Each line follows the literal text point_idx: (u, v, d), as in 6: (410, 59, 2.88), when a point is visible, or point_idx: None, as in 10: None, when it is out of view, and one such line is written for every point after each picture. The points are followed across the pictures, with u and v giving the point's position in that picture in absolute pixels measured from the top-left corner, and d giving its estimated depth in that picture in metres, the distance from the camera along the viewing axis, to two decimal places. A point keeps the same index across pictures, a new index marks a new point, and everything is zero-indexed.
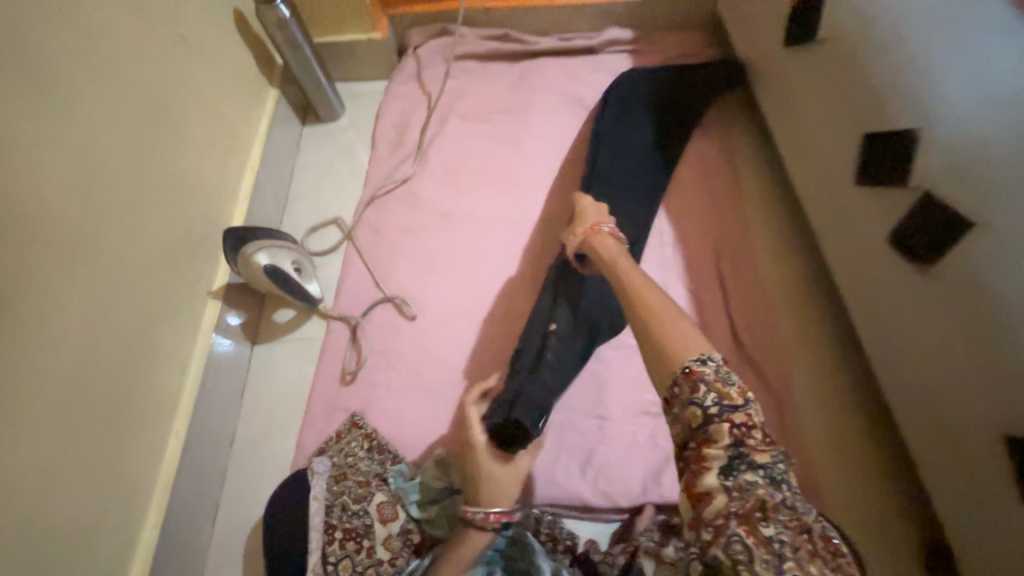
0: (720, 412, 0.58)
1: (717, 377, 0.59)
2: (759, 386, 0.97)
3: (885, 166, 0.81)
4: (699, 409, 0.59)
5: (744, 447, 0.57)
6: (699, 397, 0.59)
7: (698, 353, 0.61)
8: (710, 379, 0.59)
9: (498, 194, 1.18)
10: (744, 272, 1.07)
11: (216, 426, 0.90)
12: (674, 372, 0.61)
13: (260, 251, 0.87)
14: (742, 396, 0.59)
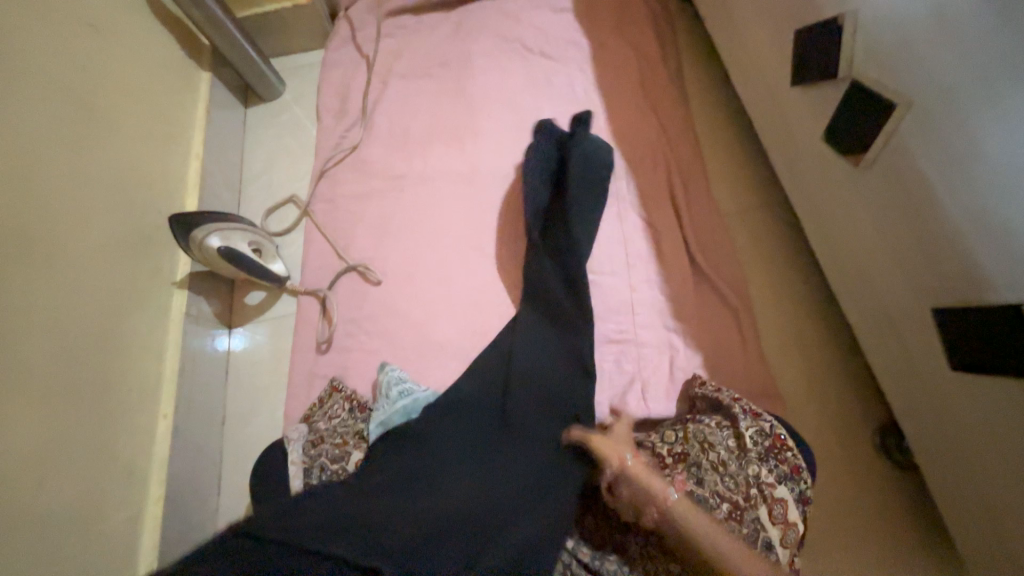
0: None
1: None
2: (721, 304, 0.99)
3: (817, 58, 0.79)
4: None
5: None
6: None
7: None
8: None
9: (447, 150, 1.17)
10: (697, 196, 1.08)
11: (204, 406, 0.95)
12: None
13: (211, 234, 0.88)
14: None
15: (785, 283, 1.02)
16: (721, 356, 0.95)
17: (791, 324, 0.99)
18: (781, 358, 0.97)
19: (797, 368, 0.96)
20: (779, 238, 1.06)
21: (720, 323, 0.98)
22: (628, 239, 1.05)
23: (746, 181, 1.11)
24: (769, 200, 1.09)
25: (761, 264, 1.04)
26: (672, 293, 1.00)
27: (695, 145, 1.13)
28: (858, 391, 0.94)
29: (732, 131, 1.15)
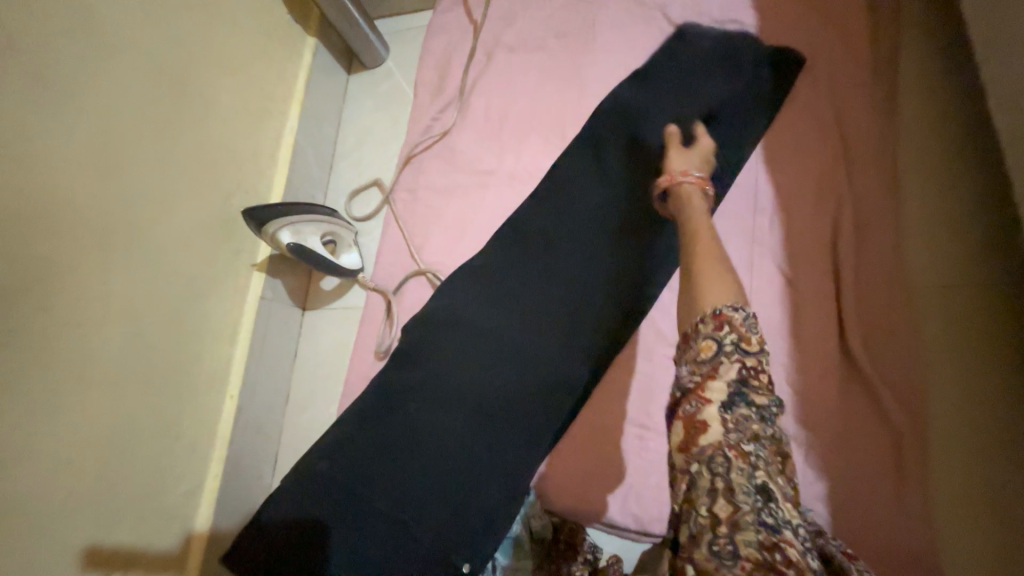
0: (734, 351, 0.48)
1: (745, 322, 0.49)
2: (878, 430, 0.71)
3: None
4: (713, 347, 0.49)
5: (747, 388, 0.48)
6: (719, 336, 0.49)
7: (734, 299, 0.50)
8: (736, 321, 0.49)
9: (546, 148, 1.00)
10: (877, 257, 0.77)
11: (270, 388, 0.98)
12: (702, 311, 0.50)
13: (284, 228, 0.87)
14: (760, 343, 0.49)
15: (993, 440, 0.69)
16: (863, 512, 0.68)
17: (986, 504, 0.67)
18: (958, 542, 0.67)
19: (976, 570, 0.65)
20: (1001, 358, 0.72)
21: (868, 442, 0.71)
22: (753, 299, 0.80)
23: (972, 279, 0.75)
24: (1000, 320, 0.73)
25: (962, 399, 0.71)
26: (803, 383, 0.74)
27: (889, 183, 0.81)
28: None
29: (966, 199, 0.79)
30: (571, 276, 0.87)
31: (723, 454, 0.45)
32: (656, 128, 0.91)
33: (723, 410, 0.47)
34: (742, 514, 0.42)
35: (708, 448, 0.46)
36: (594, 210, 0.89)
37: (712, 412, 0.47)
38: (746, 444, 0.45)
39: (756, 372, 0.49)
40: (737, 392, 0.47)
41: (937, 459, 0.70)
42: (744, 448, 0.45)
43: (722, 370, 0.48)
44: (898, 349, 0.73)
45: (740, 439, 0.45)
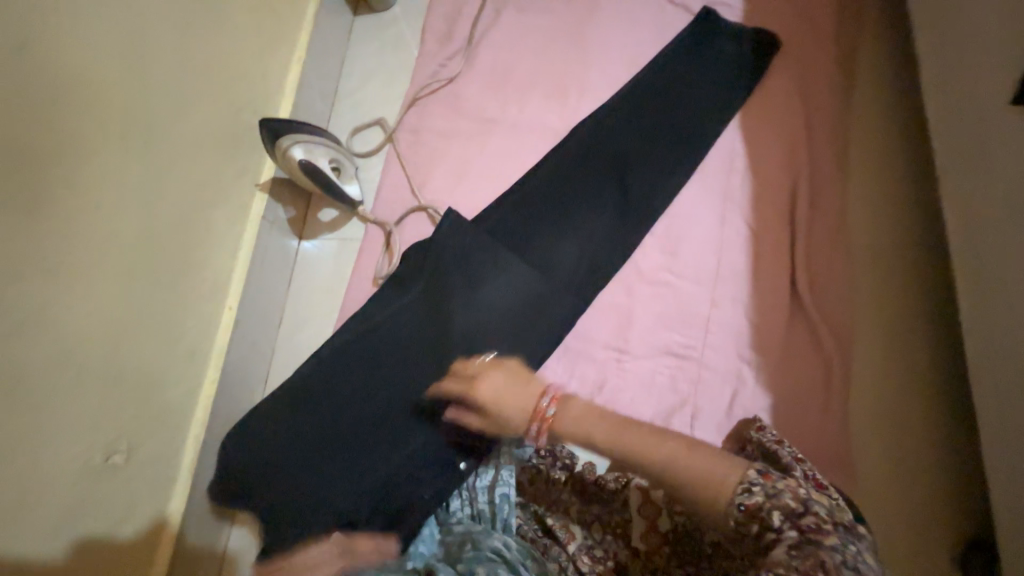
0: (784, 520, 0.53)
1: (769, 495, 0.54)
2: (815, 356, 0.84)
3: None
4: (766, 523, 0.53)
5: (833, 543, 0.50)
6: (766, 519, 0.53)
7: (739, 480, 0.56)
8: (766, 502, 0.54)
9: (548, 102, 1.08)
10: (825, 216, 0.91)
11: (265, 308, 1.00)
12: (727, 512, 0.55)
13: (296, 145, 0.90)
14: (801, 500, 0.53)
15: (904, 369, 0.84)
16: (800, 423, 0.81)
17: (894, 418, 0.82)
18: (870, 449, 0.81)
19: (882, 470, 0.80)
20: (914, 305, 0.87)
21: (806, 367, 0.84)
22: (722, 246, 0.92)
23: (899, 241, 0.90)
24: (917, 275, 0.88)
25: (883, 335, 0.86)
26: (757, 317, 0.87)
27: (839, 156, 0.95)
28: (947, 534, 0.76)
29: (901, 176, 0.94)
30: (561, 224, 0.94)
31: None
32: (649, 92, 1.00)
33: (800, 562, 0.49)
34: None
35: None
36: (590, 158, 0.98)
37: (792, 567, 0.50)
38: None
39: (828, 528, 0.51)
40: (823, 553, 0.49)
41: (861, 385, 0.84)
42: None
43: (778, 532, 0.52)
44: (836, 293, 0.87)
45: None
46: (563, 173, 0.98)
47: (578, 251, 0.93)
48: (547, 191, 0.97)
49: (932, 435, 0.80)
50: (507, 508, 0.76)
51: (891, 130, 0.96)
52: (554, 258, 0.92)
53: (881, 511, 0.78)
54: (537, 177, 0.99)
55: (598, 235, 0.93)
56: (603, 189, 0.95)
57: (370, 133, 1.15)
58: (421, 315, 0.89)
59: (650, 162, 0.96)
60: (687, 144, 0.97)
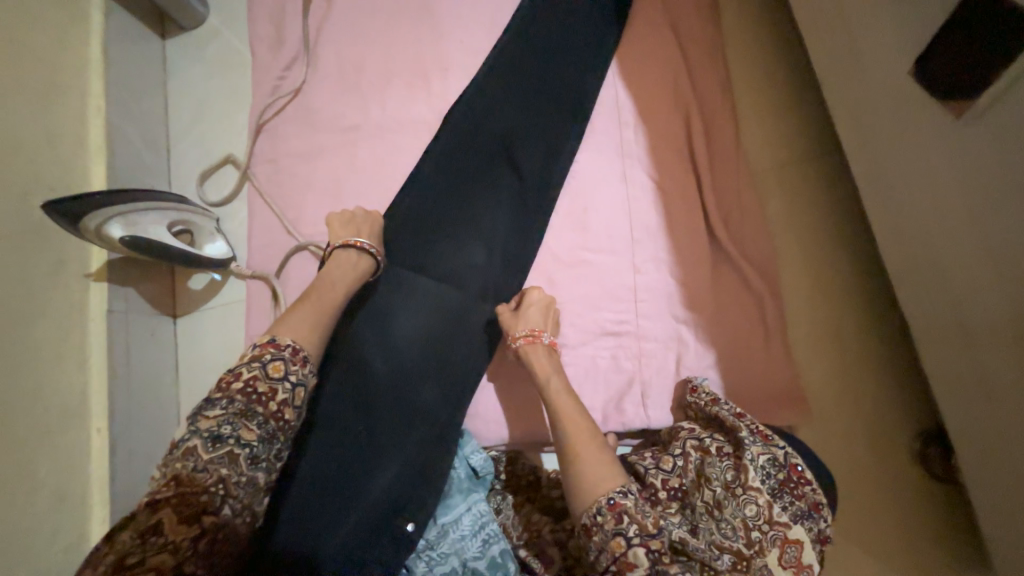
0: (638, 540, 0.53)
1: (637, 507, 0.55)
2: (748, 302, 0.81)
3: None
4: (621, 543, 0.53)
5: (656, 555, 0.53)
6: (622, 528, 0.54)
7: (617, 484, 0.57)
8: (631, 510, 0.55)
9: (412, 93, 0.95)
10: (725, 152, 0.86)
11: (151, 412, 0.85)
12: (598, 502, 0.56)
13: (112, 221, 0.74)
14: (657, 524, 0.54)
15: (834, 289, 0.82)
16: (746, 369, 0.78)
17: (836, 343, 0.80)
18: (819, 379, 0.79)
19: (834, 396, 0.79)
20: (827, 217, 0.85)
21: (740, 310, 0.81)
22: (632, 206, 0.86)
23: (804, 161, 0.87)
24: (828, 192, 0.86)
25: (807, 262, 0.83)
26: (683, 272, 0.82)
27: (726, 85, 0.89)
28: (906, 442, 0.77)
29: (792, 93, 0.90)
30: (457, 227, 0.84)
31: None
32: (515, 58, 0.90)
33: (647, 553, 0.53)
34: None
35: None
36: (473, 145, 0.87)
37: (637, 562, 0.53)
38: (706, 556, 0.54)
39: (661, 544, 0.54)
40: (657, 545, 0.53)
41: (795, 312, 0.82)
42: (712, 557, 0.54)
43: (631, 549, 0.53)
44: (751, 225, 0.83)
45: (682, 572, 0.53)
46: (446, 168, 0.87)
47: (487, 252, 0.83)
48: (432, 193, 0.86)
49: (868, 343, 0.80)
50: (508, 562, 0.67)
51: (767, 41, 0.92)
52: (464, 267, 0.82)
53: (840, 430, 0.77)
54: (418, 180, 0.87)
55: (501, 227, 0.84)
56: (495, 177, 0.86)
57: (218, 175, 0.99)
58: (319, 384, 0.73)
59: (536, 134, 0.87)
60: (571, 105, 0.88)
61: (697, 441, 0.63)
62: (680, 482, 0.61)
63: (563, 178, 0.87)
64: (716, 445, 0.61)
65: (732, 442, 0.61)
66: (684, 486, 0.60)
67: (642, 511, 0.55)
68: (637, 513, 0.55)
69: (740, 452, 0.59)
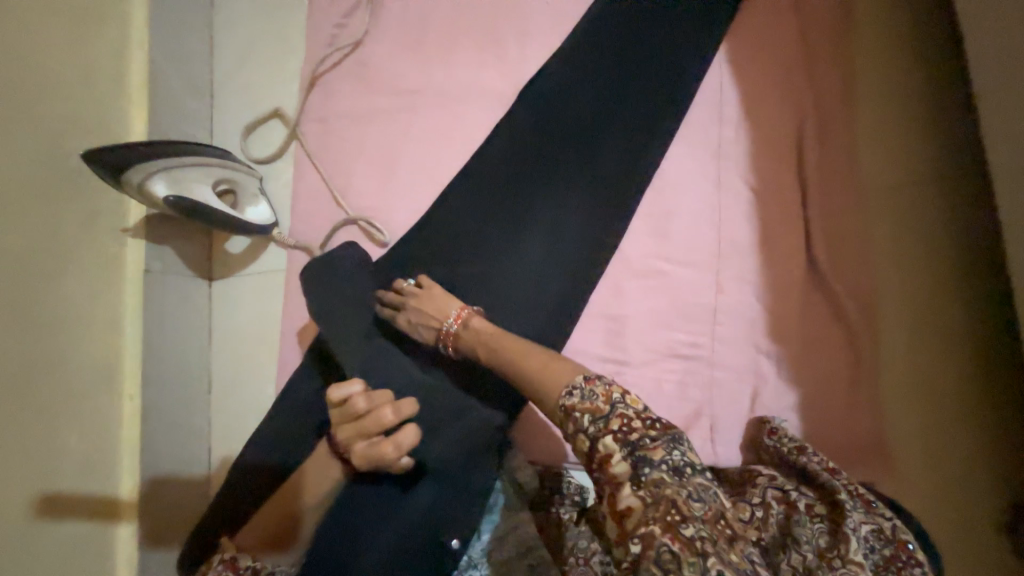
0: (664, 469, 0.49)
1: (668, 446, 0.50)
2: (839, 341, 0.73)
3: None
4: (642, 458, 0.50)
5: (671, 502, 0.47)
6: (637, 438, 0.51)
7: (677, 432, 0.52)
8: (666, 445, 0.50)
9: (484, 58, 0.85)
10: (837, 165, 0.76)
11: (182, 379, 0.81)
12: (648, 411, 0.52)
13: (156, 178, 0.67)
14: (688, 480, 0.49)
15: (941, 337, 0.73)
16: (828, 412, 0.71)
17: (934, 397, 0.72)
18: (909, 433, 0.72)
19: (922, 454, 0.71)
20: (945, 251, 0.75)
21: (828, 345, 0.73)
22: (722, 216, 0.76)
23: (927, 188, 0.76)
24: (949, 226, 0.75)
25: (914, 302, 0.74)
26: (771, 296, 0.74)
27: (846, 90, 0.77)
28: (995, 508, 0.70)
29: (925, 107, 0.78)
30: (524, 219, 0.76)
31: (667, 549, 0.45)
32: (608, 29, 0.79)
33: (640, 483, 0.49)
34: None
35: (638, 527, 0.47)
36: (550, 126, 0.77)
37: (627, 495, 0.49)
38: (680, 524, 0.46)
39: (676, 509, 0.47)
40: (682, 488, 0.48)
41: (890, 354, 0.74)
42: (681, 532, 0.46)
43: (617, 474, 0.50)
44: (854, 251, 0.74)
45: (674, 534, 0.46)
46: (515, 151, 0.78)
47: (550, 253, 0.75)
48: (497, 176, 0.77)
49: (969, 399, 0.72)
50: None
51: (902, 35, 0.79)
52: (525, 266, 0.75)
53: (920, 490, 0.71)
54: (485, 161, 0.78)
55: (572, 224, 0.76)
56: (570, 165, 0.76)
57: (262, 129, 0.90)
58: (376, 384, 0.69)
59: (622, 123, 0.77)
60: (668, 92, 0.77)
61: (779, 493, 0.58)
62: (758, 536, 0.55)
63: (648, 175, 0.77)
64: (805, 503, 0.56)
65: (828, 504, 0.56)
66: (763, 543, 0.55)
67: (683, 458, 0.50)
68: (673, 451, 0.50)
69: (837, 517, 0.54)
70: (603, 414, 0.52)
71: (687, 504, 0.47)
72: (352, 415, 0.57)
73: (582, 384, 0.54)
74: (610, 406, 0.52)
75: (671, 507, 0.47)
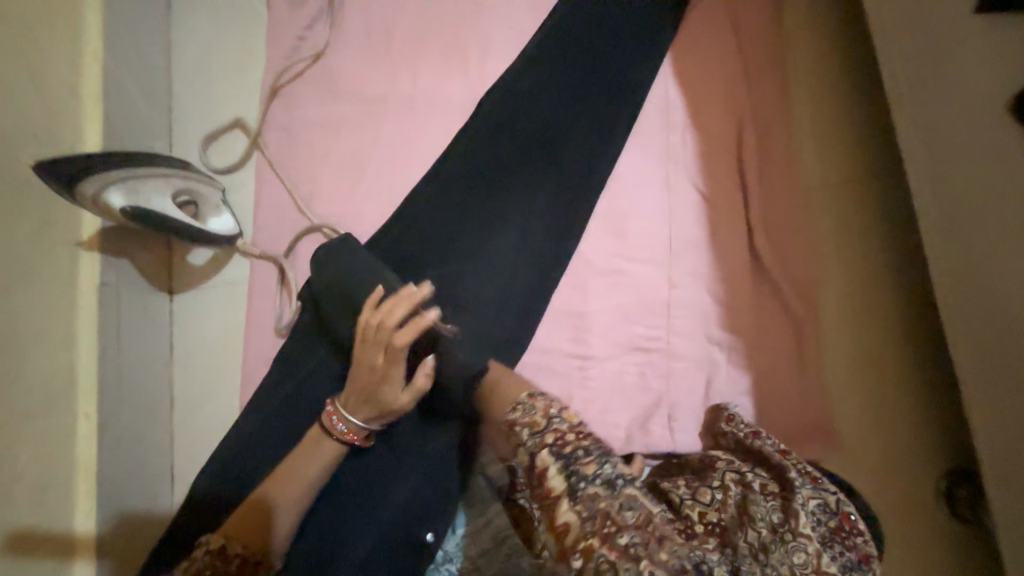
0: (599, 482, 0.53)
1: (598, 459, 0.54)
2: (787, 330, 0.78)
3: None
4: (577, 471, 0.53)
5: (607, 513, 0.51)
6: (571, 453, 0.54)
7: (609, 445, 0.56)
8: (599, 457, 0.54)
9: (445, 69, 0.88)
10: (776, 165, 0.82)
11: (143, 394, 0.79)
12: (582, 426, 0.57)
13: (112, 188, 0.66)
14: (626, 491, 0.53)
15: (876, 324, 0.80)
16: (778, 394, 0.76)
17: (873, 379, 0.78)
18: (853, 414, 0.77)
19: (865, 432, 0.77)
20: (876, 242, 0.82)
21: (776, 333, 0.78)
22: (673, 215, 0.81)
23: (858, 186, 0.83)
24: (879, 219, 0.82)
25: (851, 289, 0.80)
26: (721, 289, 0.79)
27: (782, 97, 0.84)
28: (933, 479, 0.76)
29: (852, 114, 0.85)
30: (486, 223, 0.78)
31: (602, 557, 0.49)
32: (562, 42, 0.83)
33: (605, 495, 0.52)
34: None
35: (574, 542, 0.51)
36: (510, 133, 0.81)
37: (564, 508, 0.53)
38: (614, 534, 0.50)
39: (611, 518, 0.51)
40: (613, 498, 0.52)
41: (833, 338, 0.79)
42: (615, 541, 0.50)
43: (552, 490, 0.54)
44: (796, 243, 0.80)
45: (609, 544, 0.50)
46: (477, 158, 0.80)
47: (518, 248, 0.78)
48: (460, 182, 0.80)
49: (904, 378, 0.78)
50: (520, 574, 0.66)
51: (829, 48, 0.87)
52: (489, 268, 0.77)
53: (864, 464, 0.76)
54: (448, 168, 0.80)
55: (533, 227, 0.79)
56: (530, 170, 0.80)
57: (224, 140, 0.90)
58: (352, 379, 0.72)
59: (577, 130, 0.81)
60: (619, 100, 0.82)
61: (737, 475, 0.60)
62: (719, 517, 0.58)
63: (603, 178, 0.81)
64: (760, 482, 0.59)
65: (779, 482, 0.59)
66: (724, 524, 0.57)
67: (619, 468, 0.54)
68: (606, 463, 0.54)
69: (788, 493, 0.57)
70: (540, 429, 0.56)
71: (620, 514, 0.51)
72: (384, 327, 0.60)
73: (525, 400, 0.59)
74: (547, 420, 0.57)
75: (605, 517, 0.51)
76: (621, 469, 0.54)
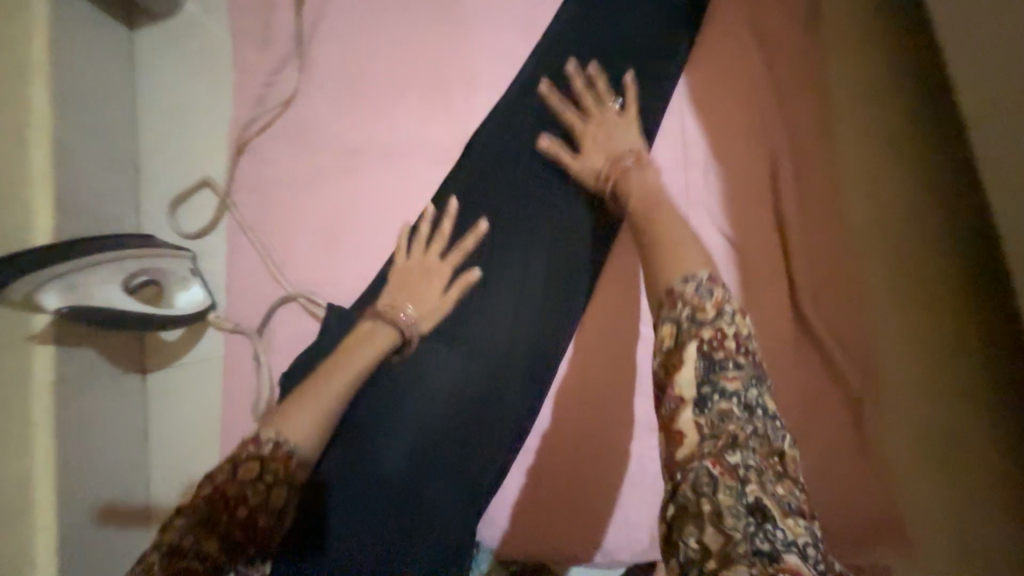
0: (723, 398, 0.45)
1: (749, 371, 0.46)
2: (837, 397, 0.65)
3: None
4: (724, 385, 0.45)
5: (731, 433, 0.44)
6: (730, 357, 0.46)
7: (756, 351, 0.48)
8: (741, 369, 0.46)
9: (427, 111, 0.78)
10: (817, 202, 0.68)
11: (111, 492, 0.72)
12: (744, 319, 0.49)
13: (48, 288, 0.62)
14: (746, 407, 0.45)
15: (949, 385, 0.66)
16: (834, 483, 0.63)
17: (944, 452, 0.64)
18: (923, 493, 0.64)
19: (941, 516, 0.63)
20: (940, 286, 0.68)
21: (829, 408, 0.65)
22: None
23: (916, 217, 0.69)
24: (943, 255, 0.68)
25: (910, 344, 0.67)
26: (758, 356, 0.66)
27: (821, 118, 0.70)
28: None
29: (911, 131, 0.71)
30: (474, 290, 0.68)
31: (707, 474, 0.42)
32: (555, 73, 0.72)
33: (696, 412, 0.45)
34: (686, 538, 0.41)
35: (691, 464, 0.43)
36: None
37: (686, 416, 0.46)
38: (727, 453, 0.43)
39: (735, 434, 0.44)
40: (735, 404, 0.45)
41: (891, 406, 0.66)
42: (728, 460, 0.42)
43: (685, 385, 0.46)
44: (844, 297, 0.66)
45: (717, 453, 0.43)
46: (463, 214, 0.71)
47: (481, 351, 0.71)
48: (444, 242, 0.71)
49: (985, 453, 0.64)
50: None
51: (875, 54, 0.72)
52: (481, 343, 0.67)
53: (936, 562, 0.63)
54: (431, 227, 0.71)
55: None
56: None
57: (191, 202, 0.83)
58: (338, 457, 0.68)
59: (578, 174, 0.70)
60: None
61: None
62: None
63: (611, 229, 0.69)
64: None
65: None
66: None
67: (752, 385, 0.46)
68: (752, 376, 0.46)
69: None
70: (705, 318, 0.47)
71: (744, 436, 0.44)
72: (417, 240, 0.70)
73: (701, 278, 0.49)
74: (716, 311, 0.47)
75: (727, 437, 0.44)
76: (767, 399, 0.47)
